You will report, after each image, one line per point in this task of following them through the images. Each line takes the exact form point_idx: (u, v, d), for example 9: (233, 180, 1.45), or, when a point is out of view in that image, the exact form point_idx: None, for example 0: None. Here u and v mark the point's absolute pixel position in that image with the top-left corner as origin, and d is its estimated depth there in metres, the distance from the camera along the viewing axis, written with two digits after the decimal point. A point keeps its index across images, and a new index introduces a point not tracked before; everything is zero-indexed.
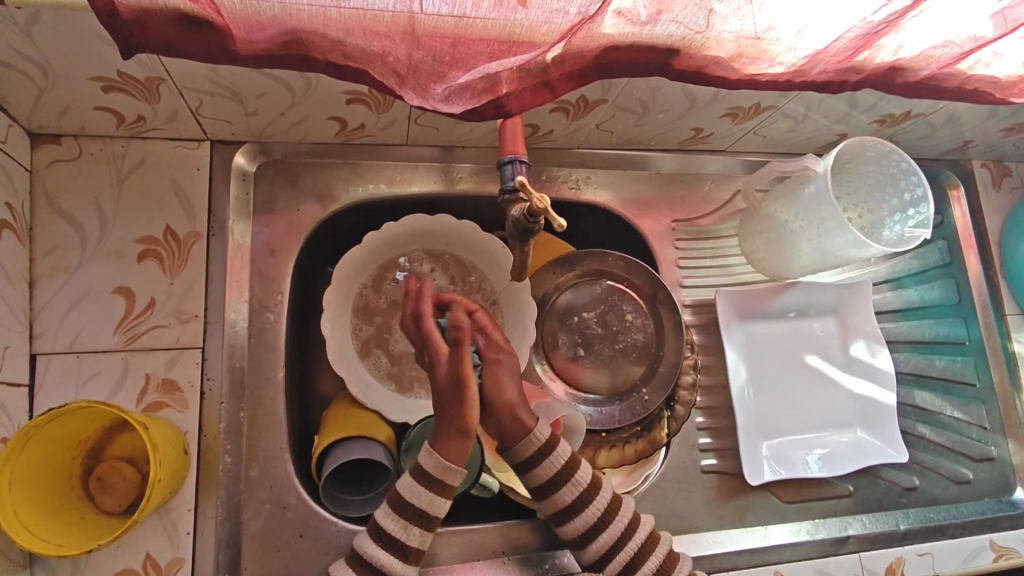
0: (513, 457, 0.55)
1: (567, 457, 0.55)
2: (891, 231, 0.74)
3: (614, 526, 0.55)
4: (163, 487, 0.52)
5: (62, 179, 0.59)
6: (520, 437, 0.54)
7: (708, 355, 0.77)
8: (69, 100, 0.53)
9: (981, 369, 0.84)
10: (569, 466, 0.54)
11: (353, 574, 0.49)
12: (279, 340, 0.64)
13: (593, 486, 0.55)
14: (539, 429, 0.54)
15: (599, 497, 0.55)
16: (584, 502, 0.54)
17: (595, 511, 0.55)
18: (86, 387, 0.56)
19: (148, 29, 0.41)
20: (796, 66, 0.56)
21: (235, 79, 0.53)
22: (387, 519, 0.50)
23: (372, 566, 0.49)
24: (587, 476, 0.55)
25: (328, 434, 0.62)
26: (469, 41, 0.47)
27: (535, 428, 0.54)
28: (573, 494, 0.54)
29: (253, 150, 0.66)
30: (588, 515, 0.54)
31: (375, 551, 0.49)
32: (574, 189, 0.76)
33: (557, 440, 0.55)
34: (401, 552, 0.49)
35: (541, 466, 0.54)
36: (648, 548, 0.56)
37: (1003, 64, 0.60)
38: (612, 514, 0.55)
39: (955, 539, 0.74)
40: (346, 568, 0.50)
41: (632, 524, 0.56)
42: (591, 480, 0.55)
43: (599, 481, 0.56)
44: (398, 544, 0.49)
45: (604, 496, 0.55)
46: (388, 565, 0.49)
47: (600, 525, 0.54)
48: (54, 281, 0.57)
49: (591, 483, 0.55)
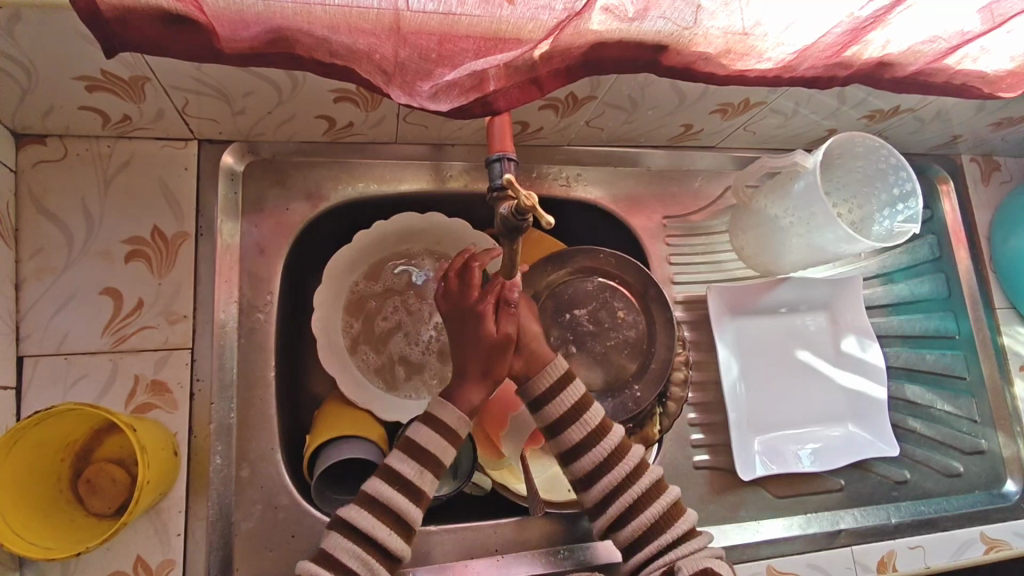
0: (529, 391, 0.58)
1: (578, 397, 0.57)
2: (880, 226, 0.74)
3: (619, 471, 0.56)
4: (151, 489, 0.51)
5: (48, 180, 0.58)
6: (537, 371, 0.58)
7: (700, 351, 0.77)
8: (54, 99, 0.53)
9: (971, 362, 0.85)
10: (579, 405, 0.57)
11: (371, 514, 0.50)
12: (269, 341, 0.64)
13: (601, 429, 0.57)
14: (554, 365, 0.58)
15: (607, 439, 0.57)
16: (591, 442, 0.57)
17: (601, 453, 0.56)
18: (74, 390, 0.56)
19: (133, 26, 0.41)
20: (784, 62, 0.56)
21: (221, 77, 0.52)
22: (404, 464, 0.52)
23: (387, 507, 0.51)
24: (597, 419, 0.57)
25: (318, 434, 0.62)
26: (455, 38, 0.47)
27: (550, 363, 0.58)
28: (580, 434, 0.56)
29: (241, 149, 0.65)
30: (594, 454, 0.56)
31: (393, 494, 0.51)
32: (565, 187, 0.76)
33: (571, 379, 0.59)
34: (415, 495, 0.52)
35: (557, 397, 0.57)
36: (653, 495, 0.57)
37: (989, 59, 0.60)
38: (617, 460, 0.57)
39: (946, 531, 0.75)
40: (361, 509, 0.51)
41: (638, 469, 0.57)
42: (599, 423, 0.57)
43: (606, 427, 0.57)
44: (413, 487, 0.52)
45: (612, 440, 0.57)
46: (405, 509, 0.51)
47: (605, 467, 0.56)
48: (41, 283, 0.57)
49: (600, 425, 0.57)
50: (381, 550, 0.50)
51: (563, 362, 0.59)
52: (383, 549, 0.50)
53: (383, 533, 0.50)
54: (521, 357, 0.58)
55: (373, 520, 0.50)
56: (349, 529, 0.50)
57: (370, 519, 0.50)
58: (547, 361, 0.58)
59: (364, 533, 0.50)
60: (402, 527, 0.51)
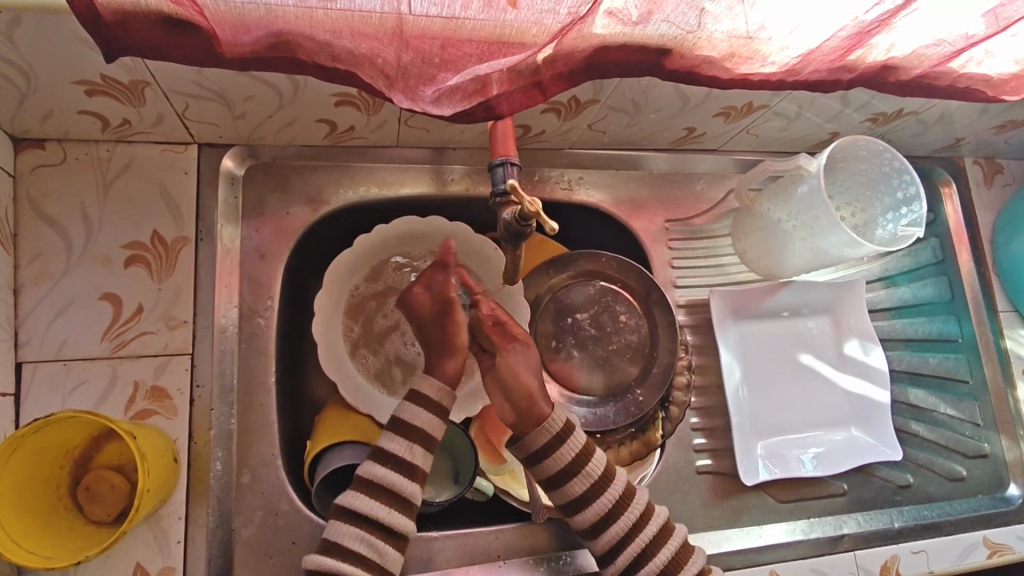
0: (528, 447, 0.55)
1: (579, 448, 0.56)
2: (884, 230, 0.74)
3: (625, 519, 0.55)
4: (151, 496, 0.51)
5: (46, 184, 0.58)
6: (533, 427, 0.56)
7: (702, 355, 0.77)
8: (53, 104, 0.52)
9: (974, 366, 0.85)
10: (581, 456, 0.55)
11: (367, 497, 0.51)
12: (270, 346, 0.63)
13: (605, 478, 0.56)
14: (551, 420, 0.56)
15: (611, 487, 0.56)
16: (595, 493, 0.55)
17: (608, 502, 0.55)
18: (73, 396, 0.55)
19: (132, 31, 0.40)
20: (788, 65, 0.56)
21: (221, 81, 0.52)
22: (391, 443, 0.53)
23: (383, 487, 0.51)
24: (601, 467, 0.56)
25: (319, 440, 0.61)
26: (458, 42, 0.46)
27: (549, 418, 0.56)
28: (584, 486, 0.55)
29: (241, 153, 0.65)
30: (599, 506, 0.55)
31: (386, 473, 0.51)
32: (566, 190, 0.75)
33: (571, 430, 0.57)
34: (410, 472, 0.52)
35: (559, 450, 0.55)
36: (661, 538, 0.56)
37: (994, 63, 0.60)
38: (622, 507, 0.56)
39: (949, 536, 0.75)
40: (357, 494, 0.51)
41: (644, 516, 0.56)
42: (603, 471, 0.56)
43: (611, 473, 0.56)
44: (405, 464, 0.52)
45: (616, 488, 0.56)
46: (400, 485, 0.51)
47: (611, 517, 0.55)
48: (39, 288, 0.56)
49: (603, 475, 0.56)
50: (383, 528, 0.50)
51: (561, 415, 0.57)
52: (385, 528, 0.50)
53: (383, 512, 0.50)
54: (514, 408, 0.57)
55: (372, 502, 0.50)
56: (349, 516, 0.50)
57: (370, 502, 0.50)
58: (544, 418, 0.56)
59: (362, 516, 0.50)
60: (401, 504, 0.51)
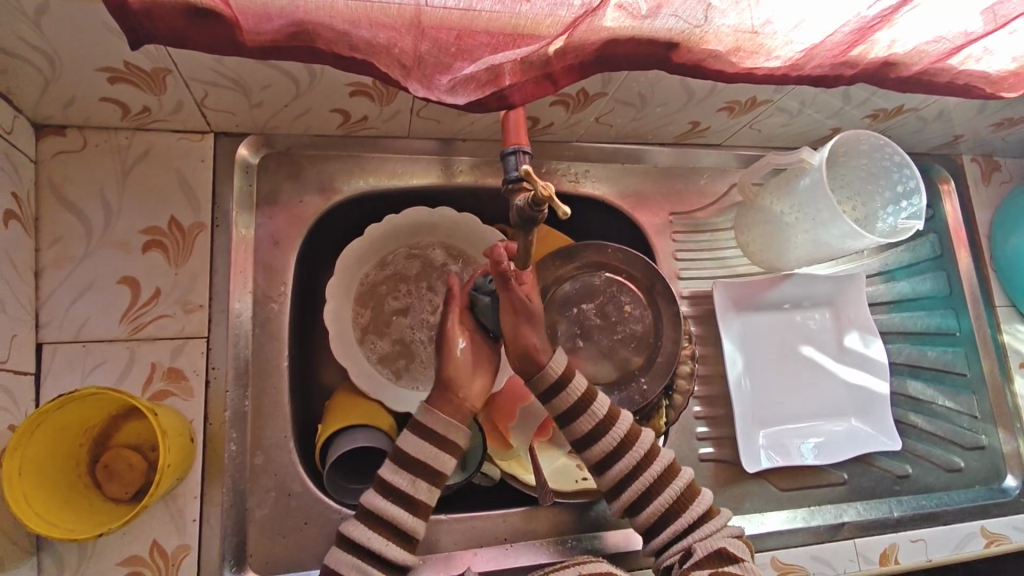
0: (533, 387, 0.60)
1: (583, 389, 0.59)
2: (884, 223, 0.76)
3: (628, 459, 0.58)
4: (170, 473, 0.52)
5: (66, 170, 0.59)
6: (538, 370, 0.59)
7: (706, 345, 0.78)
8: (76, 91, 0.54)
9: (972, 359, 0.86)
10: (586, 396, 0.59)
11: (368, 528, 0.51)
12: (283, 330, 0.65)
13: (610, 418, 0.59)
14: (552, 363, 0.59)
15: (616, 426, 0.58)
16: (602, 431, 0.58)
17: (613, 441, 0.58)
18: (92, 376, 0.57)
19: (158, 19, 0.42)
20: (792, 60, 0.57)
21: (241, 70, 0.53)
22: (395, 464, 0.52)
23: (385, 519, 0.51)
24: (604, 408, 0.59)
25: (332, 422, 0.63)
26: (474, 33, 0.48)
27: (549, 362, 0.59)
28: (590, 424, 0.58)
29: (256, 142, 0.66)
30: (606, 443, 0.58)
31: (385, 504, 0.51)
32: (573, 182, 0.77)
33: (572, 375, 0.59)
34: (412, 505, 0.52)
35: (562, 392, 0.58)
36: (665, 479, 0.58)
37: (992, 59, 0.62)
38: (628, 446, 0.58)
39: (947, 525, 0.76)
40: (358, 523, 0.51)
41: (649, 456, 0.58)
42: (608, 412, 0.59)
43: (615, 414, 0.59)
44: (408, 497, 0.52)
45: (622, 427, 0.59)
46: (401, 518, 0.51)
47: (618, 454, 0.58)
48: (60, 271, 0.58)
49: (607, 415, 0.59)
50: (380, 559, 0.50)
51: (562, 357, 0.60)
52: (381, 559, 0.50)
53: (379, 543, 0.50)
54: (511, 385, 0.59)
55: (371, 533, 0.50)
56: (350, 545, 0.50)
57: (369, 533, 0.50)
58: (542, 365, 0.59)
59: (359, 545, 0.50)
60: (399, 536, 0.51)
